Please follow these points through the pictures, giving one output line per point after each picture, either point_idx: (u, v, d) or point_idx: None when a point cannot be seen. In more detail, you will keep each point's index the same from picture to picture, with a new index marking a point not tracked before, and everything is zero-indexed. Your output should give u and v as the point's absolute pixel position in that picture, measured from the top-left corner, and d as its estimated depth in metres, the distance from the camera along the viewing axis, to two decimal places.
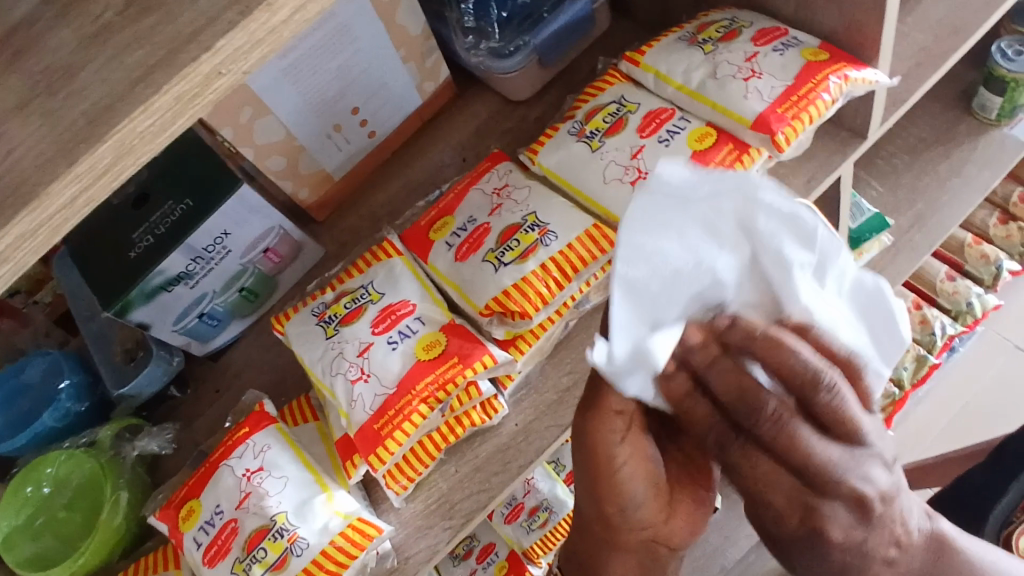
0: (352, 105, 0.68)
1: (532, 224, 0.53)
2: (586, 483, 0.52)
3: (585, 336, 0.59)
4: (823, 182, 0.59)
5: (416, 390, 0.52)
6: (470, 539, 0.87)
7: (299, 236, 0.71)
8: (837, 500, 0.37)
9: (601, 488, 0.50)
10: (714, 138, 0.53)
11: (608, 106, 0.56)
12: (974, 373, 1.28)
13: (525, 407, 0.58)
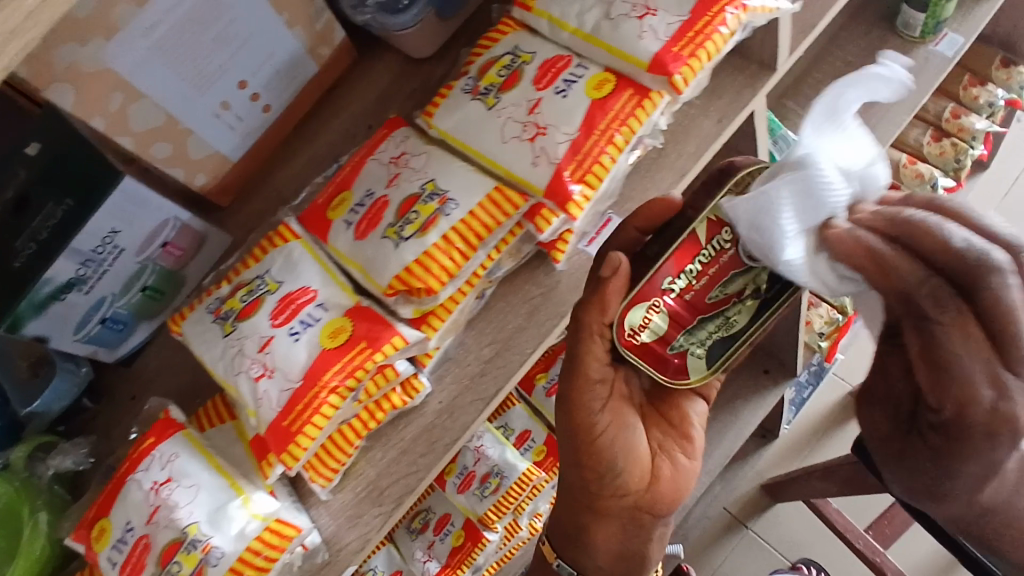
0: (237, 79, 0.63)
1: (431, 192, 0.50)
2: (571, 453, 0.59)
3: (504, 304, 0.57)
4: (733, 121, 0.58)
5: (324, 380, 0.49)
6: (426, 512, 0.87)
7: (200, 226, 0.67)
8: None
9: (585, 456, 0.58)
10: (613, 84, 0.49)
11: (502, 58, 0.52)
12: None
13: (449, 383, 0.57)
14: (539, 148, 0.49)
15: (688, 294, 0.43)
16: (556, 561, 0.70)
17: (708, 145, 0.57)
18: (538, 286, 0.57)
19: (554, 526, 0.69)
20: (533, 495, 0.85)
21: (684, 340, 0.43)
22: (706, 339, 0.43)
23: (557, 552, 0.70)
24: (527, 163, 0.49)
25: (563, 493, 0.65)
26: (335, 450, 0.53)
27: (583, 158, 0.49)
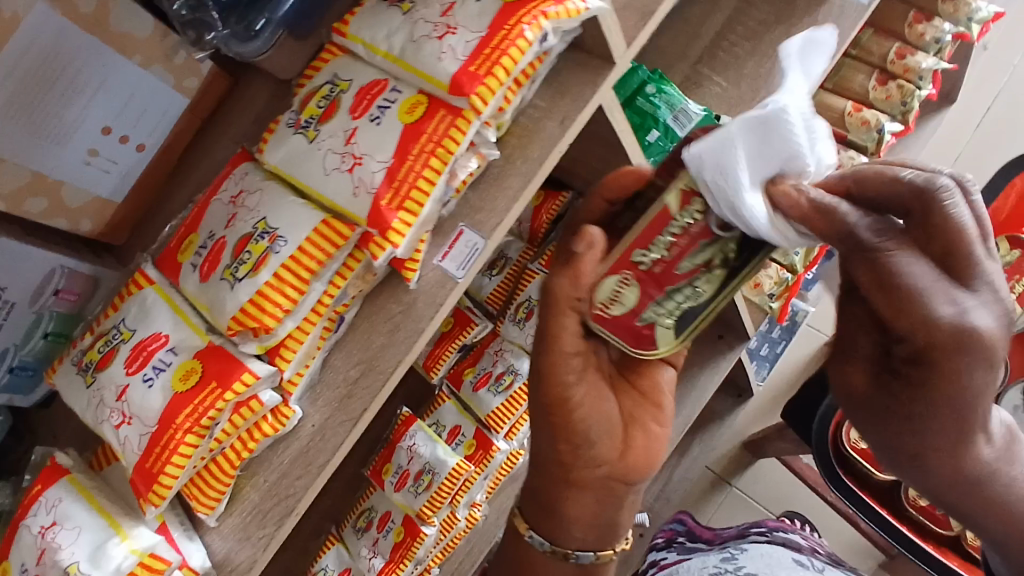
0: (101, 125, 0.62)
1: (262, 231, 0.52)
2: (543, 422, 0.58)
3: (368, 325, 0.58)
4: (577, 121, 0.57)
5: (178, 422, 0.52)
6: (369, 511, 0.91)
7: (91, 268, 0.69)
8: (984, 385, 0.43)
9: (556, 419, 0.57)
10: (425, 106, 0.50)
11: (321, 88, 0.53)
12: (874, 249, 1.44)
13: (321, 405, 0.58)
14: (357, 178, 0.50)
15: (655, 272, 0.44)
16: (528, 535, 0.63)
17: (554, 146, 0.57)
18: (398, 304, 0.58)
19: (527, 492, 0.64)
20: (467, 486, 0.87)
21: (652, 314, 0.45)
22: (674, 310, 0.44)
23: (529, 526, 0.63)
24: (348, 193, 0.50)
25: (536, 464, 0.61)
26: (215, 477, 0.56)
27: (400, 185, 0.49)
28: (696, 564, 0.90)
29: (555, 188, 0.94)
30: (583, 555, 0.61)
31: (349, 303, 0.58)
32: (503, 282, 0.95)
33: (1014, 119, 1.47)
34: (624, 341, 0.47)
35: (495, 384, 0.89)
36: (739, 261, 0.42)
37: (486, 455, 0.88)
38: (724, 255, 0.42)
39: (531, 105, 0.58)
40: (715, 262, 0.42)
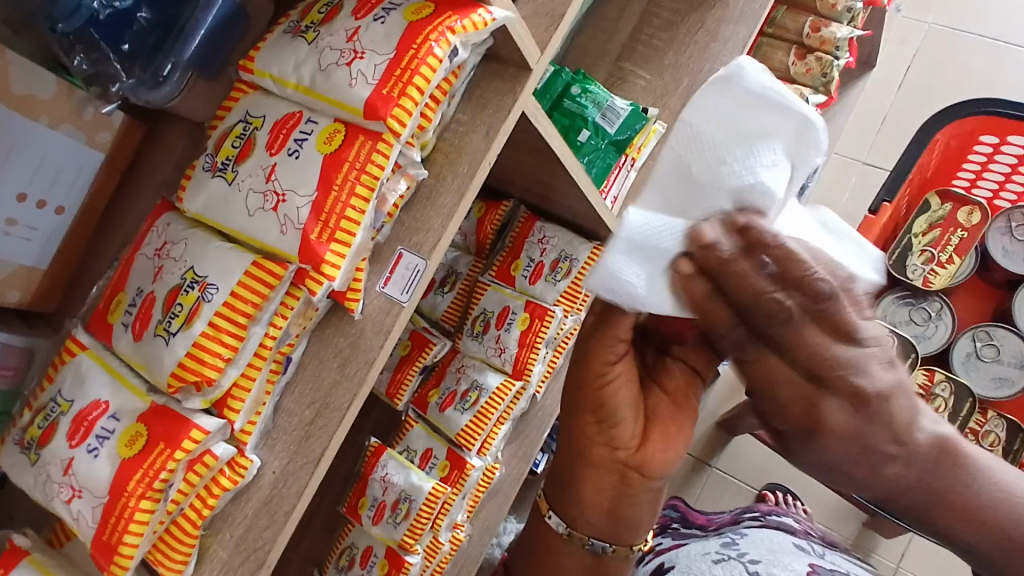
0: (16, 192, 0.59)
1: (191, 281, 0.51)
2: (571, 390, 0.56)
3: (317, 362, 0.57)
4: (501, 131, 0.57)
5: (129, 488, 0.50)
6: (351, 549, 0.88)
7: (23, 340, 0.65)
8: (835, 395, 0.42)
9: (585, 391, 0.56)
10: (342, 134, 0.49)
11: (235, 128, 0.52)
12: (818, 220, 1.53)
13: (279, 451, 0.56)
14: (283, 216, 0.49)
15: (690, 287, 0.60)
16: (547, 517, 0.63)
17: (482, 158, 0.57)
18: (346, 336, 0.57)
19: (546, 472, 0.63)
20: (446, 508, 0.85)
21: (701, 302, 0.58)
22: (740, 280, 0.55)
23: (547, 505, 0.63)
24: (275, 232, 0.49)
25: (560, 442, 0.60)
26: (179, 536, 0.54)
27: (328, 217, 0.48)
28: (696, 551, 0.80)
29: (493, 199, 0.97)
30: (596, 543, 0.60)
31: (298, 338, 0.56)
32: (457, 299, 0.95)
33: (931, 76, 1.54)
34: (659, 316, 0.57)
35: (461, 402, 0.88)
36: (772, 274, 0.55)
37: (460, 476, 0.85)
38: None
39: (453, 120, 0.58)
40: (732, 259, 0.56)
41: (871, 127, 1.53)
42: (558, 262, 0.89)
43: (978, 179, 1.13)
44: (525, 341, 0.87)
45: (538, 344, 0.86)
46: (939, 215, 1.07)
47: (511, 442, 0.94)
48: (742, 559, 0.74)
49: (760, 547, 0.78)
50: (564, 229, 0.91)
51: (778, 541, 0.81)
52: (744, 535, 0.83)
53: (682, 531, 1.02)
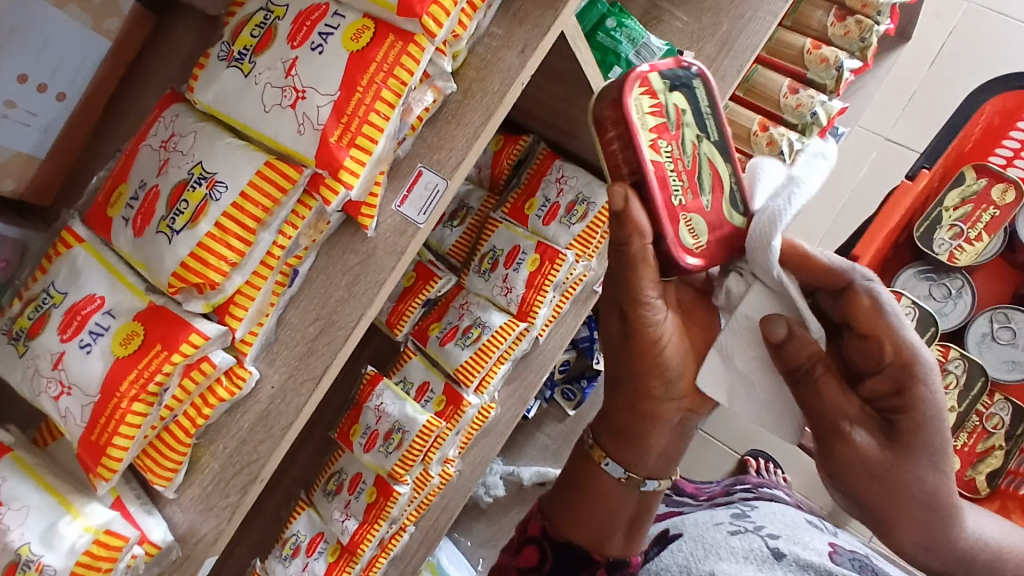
0: (16, 72, 0.56)
1: (199, 177, 0.48)
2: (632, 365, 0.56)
3: (324, 279, 0.55)
4: (538, 49, 0.53)
5: (122, 389, 0.48)
6: (340, 474, 0.89)
7: (17, 232, 0.62)
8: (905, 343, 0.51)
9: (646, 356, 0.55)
10: (371, 32, 0.46)
11: (254, 16, 0.49)
12: (838, 191, 1.50)
13: (279, 365, 0.55)
14: (301, 114, 0.46)
15: (693, 195, 0.54)
16: (604, 463, 0.63)
17: (515, 76, 0.53)
18: (356, 254, 0.54)
19: (603, 417, 0.64)
20: (439, 443, 0.85)
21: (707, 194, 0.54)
22: (703, 143, 0.54)
23: (605, 453, 0.63)
24: (292, 131, 0.46)
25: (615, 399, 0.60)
26: (170, 446, 0.53)
27: (350, 120, 0.45)
28: (704, 520, 0.72)
29: (512, 133, 0.93)
30: (650, 483, 0.62)
31: (308, 249, 0.54)
32: (466, 234, 0.92)
33: (968, 54, 1.48)
34: (672, 241, 0.52)
35: (462, 338, 0.86)
36: (711, 132, 0.55)
37: (456, 411, 0.84)
38: (697, 133, 0.54)
39: (487, 33, 0.54)
40: (697, 145, 0.54)
41: (898, 103, 1.49)
42: (575, 204, 0.85)
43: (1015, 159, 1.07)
44: (533, 283, 0.85)
45: (546, 287, 0.84)
46: (973, 189, 1.05)
47: (509, 382, 0.91)
48: (758, 532, 0.67)
49: (771, 519, 0.71)
50: (583, 170, 0.86)
51: (783, 512, 0.74)
52: (751, 505, 0.77)
53: (675, 497, 1.01)
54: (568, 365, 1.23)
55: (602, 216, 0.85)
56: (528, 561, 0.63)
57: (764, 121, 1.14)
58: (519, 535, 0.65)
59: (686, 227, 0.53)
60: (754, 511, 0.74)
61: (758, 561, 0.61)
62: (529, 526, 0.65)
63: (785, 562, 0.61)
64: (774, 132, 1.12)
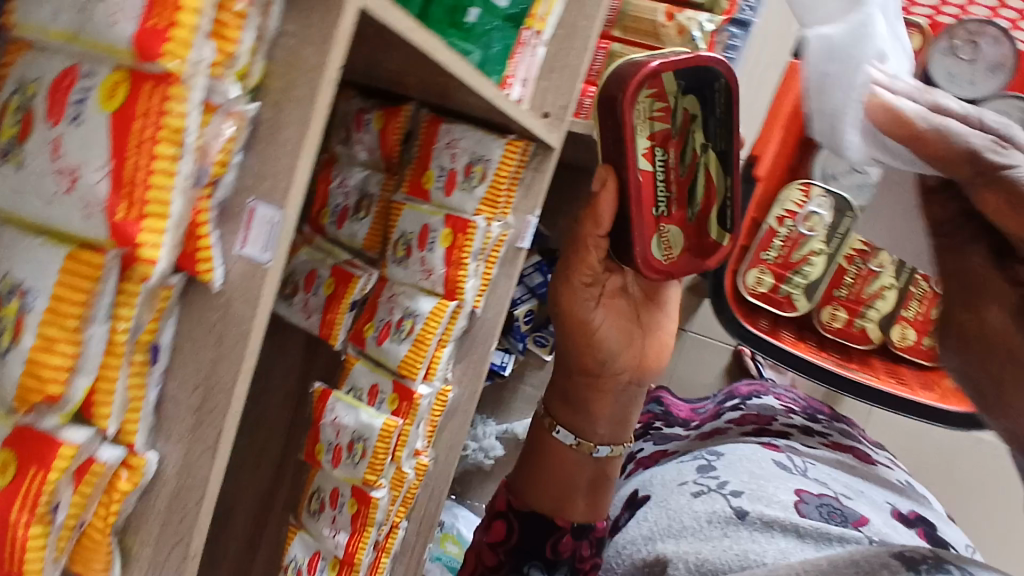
0: None
1: (7, 290, 0.44)
2: (568, 341, 0.75)
3: (192, 343, 0.52)
4: (338, 41, 0.46)
5: (11, 519, 0.46)
6: (319, 493, 0.88)
7: None
8: None
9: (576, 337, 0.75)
10: (127, 85, 0.40)
11: (10, 100, 0.44)
12: None
13: (176, 442, 0.53)
14: (81, 197, 0.41)
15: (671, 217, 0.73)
16: (556, 431, 0.77)
17: (320, 76, 0.47)
18: (215, 310, 0.51)
19: (553, 388, 0.80)
20: (404, 439, 0.84)
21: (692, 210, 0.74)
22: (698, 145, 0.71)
23: (556, 422, 0.77)
24: (79, 218, 0.41)
25: (566, 374, 0.77)
26: (92, 547, 0.52)
27: (132, 190, 0.40)
28: (674, 479, 0.82)
29: (392, 104, 0.85)
30: (601, 448, 0.76)
31: (162, 316, 0.50)
32: (375, 223, 0.87)
33: None
34: (643, 257, 0.69)
35: (397, 333, 0.83)
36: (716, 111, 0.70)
37: (411, 406, 0.83)
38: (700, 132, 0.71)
39: (281, 33, 0.48)
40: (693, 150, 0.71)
41: None
42: (472, 165, 0.80)
43: (941, 8, 1.15)
44: (451, 259, 0.81)
45: (465, 259, 0.80)
46: None
47: (461, 361, 0.89)
48: (724, 491, 0.74)
49: (738, 479, 0.77)
50: (472, 128, 0.80)
51: (752, 463, 0.80)
52: (719, 457, 0.85)
53: (665, 434, 1.03)
54: (532, 314, 1.20)
55: (503, 174, 0.80)
56: (498, 534, 0.75)
57: (669, 9, 1.00)
58: (488, 510, 0.78)
59: (660, 241, 0.71)
60: (724, 471, 0.80)
61: (722, 524, 0.68)
62: (496, 502, 0.77)
63: (749, 521, 0.67)
64: (682, 18, 0.99)
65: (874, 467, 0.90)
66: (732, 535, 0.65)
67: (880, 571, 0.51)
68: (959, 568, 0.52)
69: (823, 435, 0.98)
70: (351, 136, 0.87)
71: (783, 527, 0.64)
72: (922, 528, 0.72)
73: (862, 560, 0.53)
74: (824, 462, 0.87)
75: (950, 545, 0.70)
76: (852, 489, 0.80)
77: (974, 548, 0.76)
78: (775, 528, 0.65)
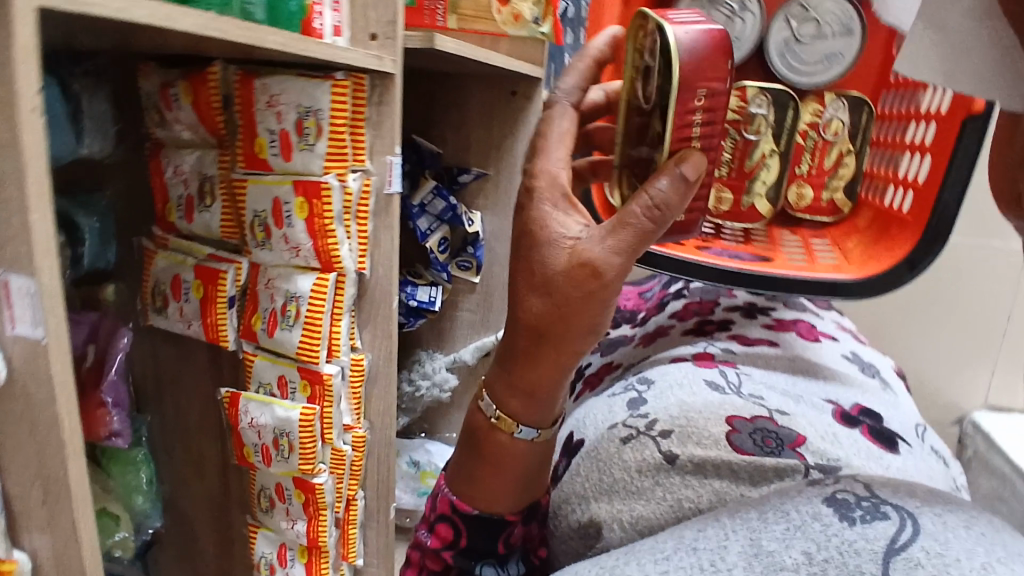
0: None
1: None
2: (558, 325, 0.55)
3: (10, 437, 0.46)
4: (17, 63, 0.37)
5: None
6: (264, 490, 0.86)
7: None
8: None
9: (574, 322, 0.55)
10: None
11: None
12: None
13: (39, 538, 0.48)
14: None
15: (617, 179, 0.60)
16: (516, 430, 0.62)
17: (15, 110, 0.38)
18: (15, 399, 0.45)
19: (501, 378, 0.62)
20: (329, 421, 0.80)
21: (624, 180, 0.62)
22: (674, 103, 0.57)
23: (516, 421, 0.62)
24: None
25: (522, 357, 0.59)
26: None
27: None
28: (602, 415, 0.70)
29: (197, 68, 0.73)
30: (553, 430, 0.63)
31: None
32: (226, 209, 0.78)
33: None
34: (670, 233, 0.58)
35: (284, 320, 0.77)
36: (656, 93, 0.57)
37: (324, 389, 0.79)
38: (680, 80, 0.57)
39: None
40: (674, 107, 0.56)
41: None
42: (303, 121, 0.70)
43: None
44: (315, 229, 0.73)
45: (329, 226, 0.72)
46: None
47: (367, 325, 0.82)
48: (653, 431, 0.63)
49: (666, 401, 0.67)
50: (289, 77, 0.69)
51: (676, 376, 0.71)
52: (652, 370, 0.74)
53: (609, 337, 0.99)
54: (446, 242, 1.14)
55: (340, 122, 0.70)
56: (445, 539, 0.65)
57: None
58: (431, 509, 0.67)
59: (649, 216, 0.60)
60: (654, 390, 0.69)
61: (654, 474, 0.59)
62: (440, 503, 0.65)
63: (680, 467, 0.59)
64: None
65: (819, 345, 0.84)
66: (664, 484, 0.59)
67: (810, 525, 0.47)
68: (903, 505, 0.48)
69: (764, 314, 0.91)
70: (166, 118, 0.76)
71: (716, 465, 0.58)
72: (867, 425, 0.65)
73: (795, 512, 0.49)
74: (770, 358, 0.77)
75: (893, 435, 0.65)
76: (798, 378, 0.73)
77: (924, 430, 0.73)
78: (709, 469, 0.58)
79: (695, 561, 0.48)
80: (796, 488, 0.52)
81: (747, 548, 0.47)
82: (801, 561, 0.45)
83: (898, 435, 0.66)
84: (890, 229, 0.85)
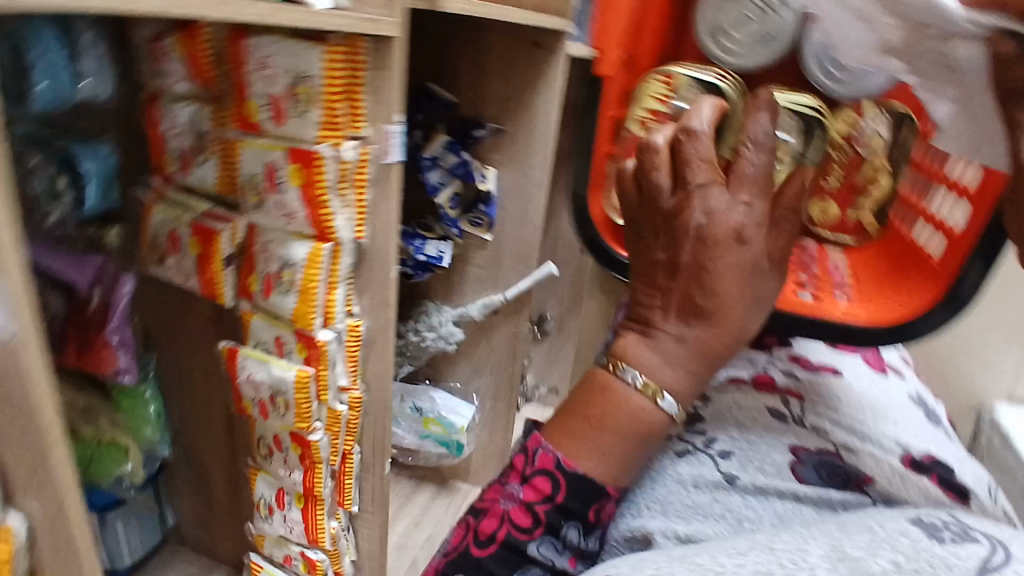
0: None
1: None
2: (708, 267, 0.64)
3: None
4: None
5: None
6: (263, 439, 0.89)
7: None
8: None
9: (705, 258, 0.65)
10: None
11: None
12: None
13: None
14: None
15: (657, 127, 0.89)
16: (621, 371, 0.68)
17: None
18: None
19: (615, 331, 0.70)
20: (324, 383, 0.82)
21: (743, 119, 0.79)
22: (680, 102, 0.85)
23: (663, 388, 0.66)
24: None
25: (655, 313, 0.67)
26: None
27: None
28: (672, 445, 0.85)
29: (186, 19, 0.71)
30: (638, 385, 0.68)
31: None
32: (222, 166, 0.78)
33: None
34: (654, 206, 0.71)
35: (279, 285, 0.78)
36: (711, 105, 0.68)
37: (319, 353, 0.80)
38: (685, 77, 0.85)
39: None
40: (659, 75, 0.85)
41: None
42: (296, 88, 0.69)
43: None
44: (309, 198, 0.73)
45: (322, 196, 0.73)
46: None
47: (366, 291, 0.81)
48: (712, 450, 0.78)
49: (726, 421, 0.81)
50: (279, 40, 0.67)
51: (736, 386, 0.85)
52: (713, 381, 0.86)
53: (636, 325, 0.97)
54: (456, 198, 1.11)
55: (333, 90, 0.69)
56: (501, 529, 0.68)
57: None
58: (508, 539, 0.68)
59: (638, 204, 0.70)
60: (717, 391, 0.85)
61: (714, 490, 0.73)
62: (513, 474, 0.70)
63: (741, 487, 0.73)
64: None
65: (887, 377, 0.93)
66: (721, 502, 0.72)
67: (897, 540, 0.53)
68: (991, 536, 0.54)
69: None
70: (156, 67, 0.73)
71: (780, 490, 0.71)
72: (938, 474, 0.70)
73: (882, 528, 0.55)
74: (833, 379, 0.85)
75: (966, 485, 0.70)
76: (887, 400, 0.84)
77: (994, 486, 0.75)
78: (771, 492, 0.71)
79: (775, 557, 0.54)
80: (886, 514, 0.59)
81: (829, 552, 0.53)
82: (891, 567, 0.51)
83: (970, 487, 0.70)
84: (902, 259, 0.88)
